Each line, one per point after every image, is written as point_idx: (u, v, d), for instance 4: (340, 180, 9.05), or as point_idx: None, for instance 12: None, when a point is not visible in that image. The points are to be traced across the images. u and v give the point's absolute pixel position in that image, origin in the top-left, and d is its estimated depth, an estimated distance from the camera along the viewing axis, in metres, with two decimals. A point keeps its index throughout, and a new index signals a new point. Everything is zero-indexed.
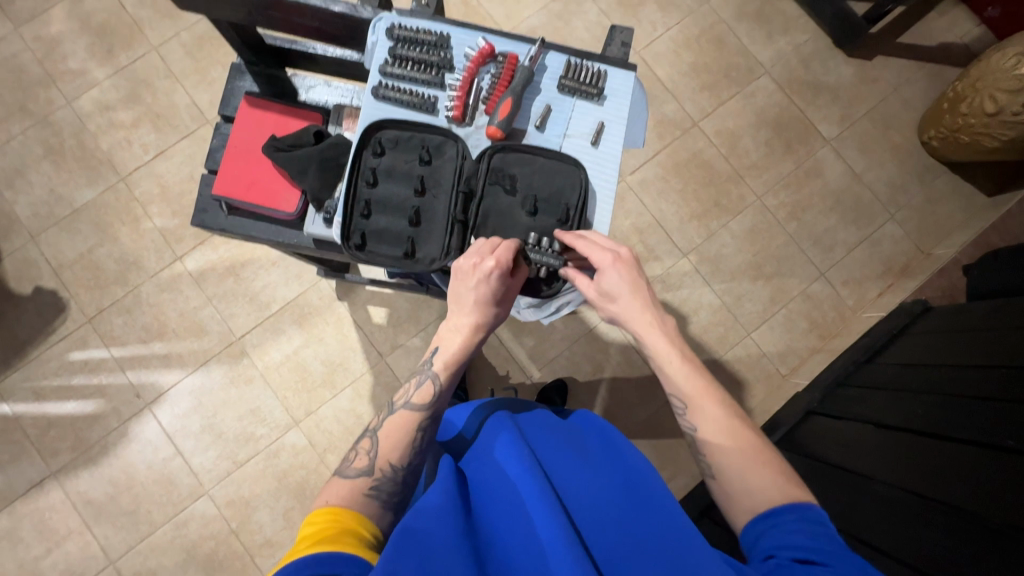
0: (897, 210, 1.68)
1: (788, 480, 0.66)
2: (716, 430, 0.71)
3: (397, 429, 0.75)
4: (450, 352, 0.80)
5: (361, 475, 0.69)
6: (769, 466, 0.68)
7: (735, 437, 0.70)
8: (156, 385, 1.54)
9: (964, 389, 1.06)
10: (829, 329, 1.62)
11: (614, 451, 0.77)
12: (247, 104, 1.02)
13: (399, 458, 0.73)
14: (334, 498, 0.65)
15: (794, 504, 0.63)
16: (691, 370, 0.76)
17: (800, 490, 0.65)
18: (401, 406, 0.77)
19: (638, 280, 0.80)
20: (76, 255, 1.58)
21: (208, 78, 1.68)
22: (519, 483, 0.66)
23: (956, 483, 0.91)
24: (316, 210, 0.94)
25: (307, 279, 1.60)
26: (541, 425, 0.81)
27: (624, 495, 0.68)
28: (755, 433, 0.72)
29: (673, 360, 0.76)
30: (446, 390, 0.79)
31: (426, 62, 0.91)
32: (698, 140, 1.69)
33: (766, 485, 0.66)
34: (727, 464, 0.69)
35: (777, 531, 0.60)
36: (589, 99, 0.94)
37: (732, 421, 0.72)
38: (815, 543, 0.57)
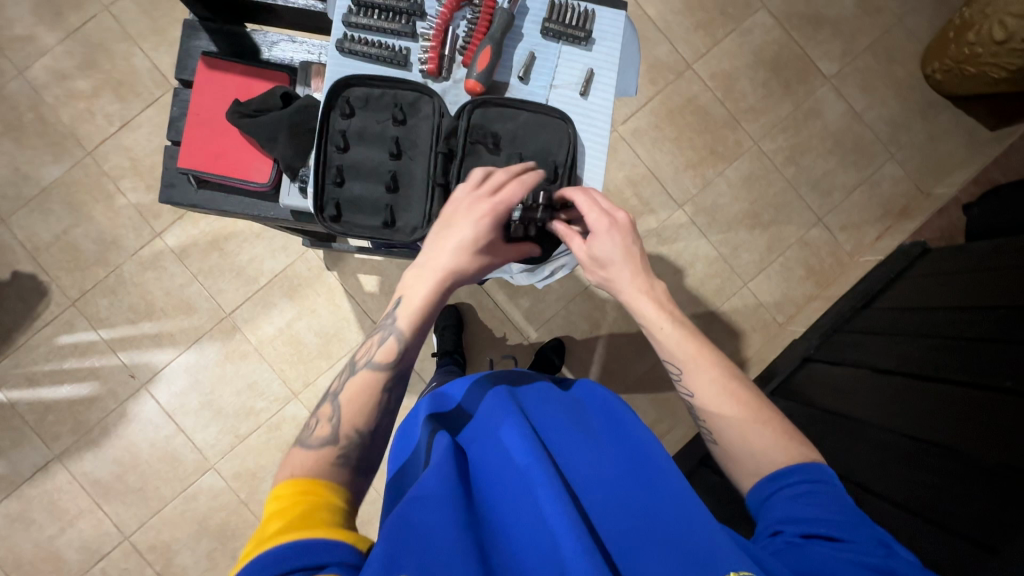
0: (897, 150, 1.63)
1: (787, 437, 0.66)
2: (713, 394, 0.70)
3: (360, 391, 0.71)
4: (414, 304, 0.73)
5: (325, 443, 0.66)
6: (768, 425, 0.67)
7: (734, 398, 0.69)
8: (150, 365, 1.52)
9: (960, 330, 1.06)
10: (827, 275, 1.60)
11: (616, 425, 0.77)
12: (205, 66, 0.94)
13: (366, 422, 0.69)
14: (299, 470, 0.63)
15: (795, 465, 0.63)
16: (684, 336, 0.73)
17: (797, 447, 0.66)
18: (363, 365, 0.73)
19: (635, 247, 0.76)
20: (51, 237, 1.52)
21: (168, 39, 1.56)
22: (520, 462, 0.65)
23: (954, 425, 0.91)
24: (291, 179, 0.89)
25: (294, 250, 1.56)
26: (541, 398, 0.80)
27: (627, 470, 0.68)
28: (755, 393, 0.71)
29: (665, 329, 0.73)
30: (413, 346, 0.73)
31: (394, 10, 0.84)
32: (693, 84, 1.61)
33: (768, 446, 0.66)
34: (728, 426, 0.68)
35: (783, 502, 0.61)
36: (576, 43, 0.87)
37: (729, 381, 0.71)
38: (824, 512, 0.58)
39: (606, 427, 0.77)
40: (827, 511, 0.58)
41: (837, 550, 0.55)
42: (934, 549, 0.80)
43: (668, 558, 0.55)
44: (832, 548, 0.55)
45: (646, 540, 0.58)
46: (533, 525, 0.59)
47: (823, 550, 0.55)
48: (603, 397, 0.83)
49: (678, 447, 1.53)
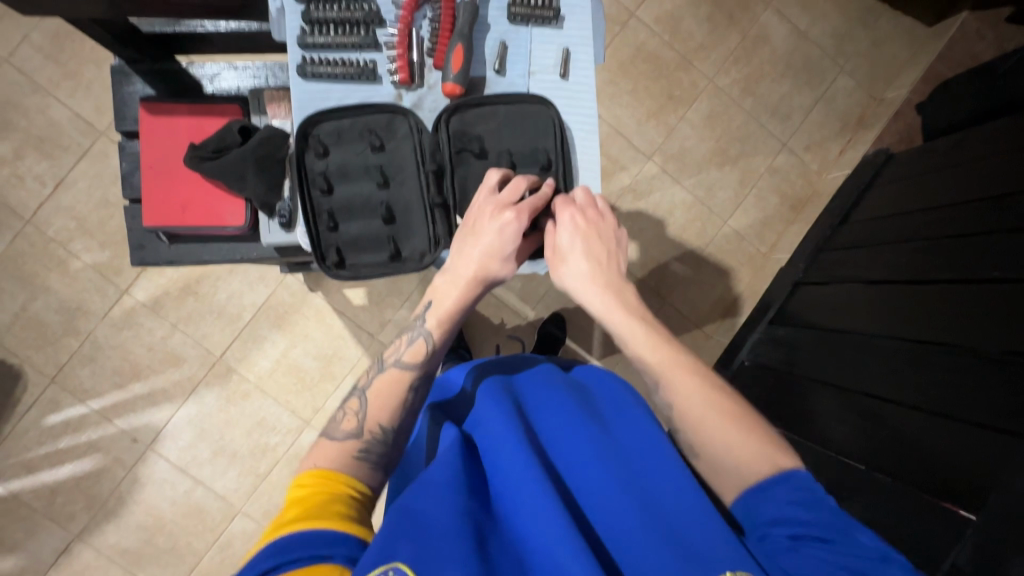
0: (846, 61, 1.65)
1: (778, 447, 0.66)
2: (693, 402, 0.69)
3: (387, 388, 0.70)
4: (445, 308, 0.73)
5: (349, 437, 0.64)
6: (754, 435, 0.66)
7: (714, 409, 0.68)
8: (150, 426, 1.47)
9: (942, 230, 1.10)
10: (800, 197, 1.63)
11: (622, 409, 0.77)
12: (148, 113, 0.88)
13: (390, 420, 0.68)
14: (322, 461, 0.62)
15: (783, 471, 0.62)
16: (658, 342, 0.73)
17: (787, 456, 0.65)
18: (391, 364, 0.71)
19: (608, 248, 0.76)
20: (10, 316, 1.43)
21: (83, 83, 1.45)
22: (515, 448, 0.64)
23: (956, 326, 0.96)
24: (269, 217, 0.84)
25: (272, 278, 1.51)
26: (545, 385, 0.80)
27: (624, 454, 0.69)
28: (734, 402, 0.70)
29: (642, 336, 0.73)
30: (440, 349, 0.73)
31: (350, 21, 0.80)
32: (639, 32, 1.58)
33: (755, 456, 0.64)
34: (710, 437, 0.67)
35: (772, 505, 0.60)
36: (546, 24, 0.85)
37: (708, 391, 0.70)
38: (815, 517, 0.57)
39: (612, 412, 0.77)
40: (819, 516, 0.57)
41: (823, 550, 0.54)
42: (968, 449, 0.83)
43: (664, 550, 0.56)
44: (817, 550, 0.54)
45: (646, 528, 0.58)
46: (528, 510, 0.58)
47: (809, 556, 0.54)
48: (613, 384, 0.84)
49: None
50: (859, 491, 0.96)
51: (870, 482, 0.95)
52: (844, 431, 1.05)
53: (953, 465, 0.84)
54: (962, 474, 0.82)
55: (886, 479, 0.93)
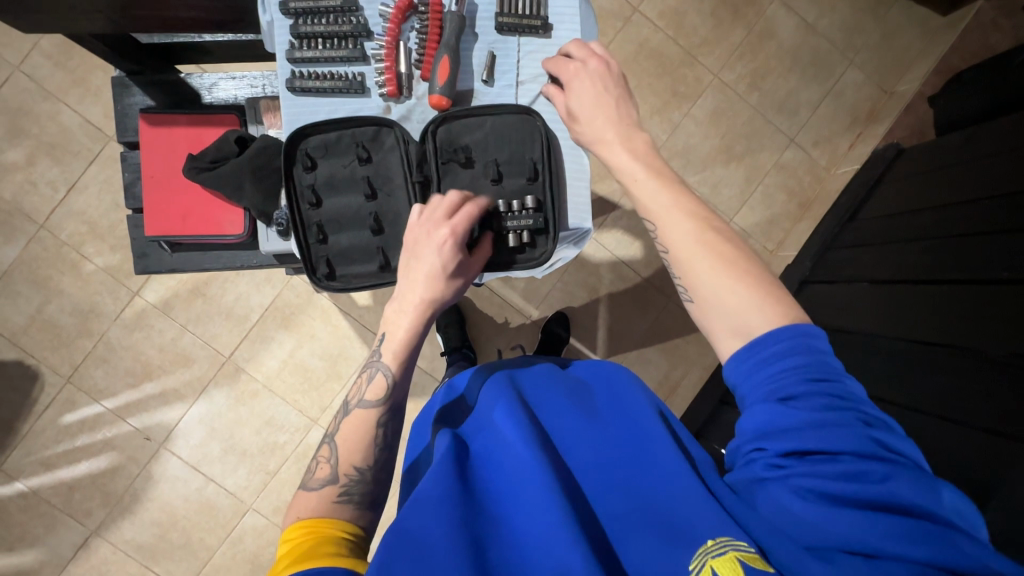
0: (855, 55, 1.62)
1: (764, 296, 0.57)
2: (686, 240, 0.61)
3: (355, 429, 0.69)
4: (398, 338, 0.71)
5: (326, 484, 0.64)
6: (744, 275, 0.59)
7: (710, 252, 0.60)
8: (163, 424, 1.50)
9: (953, 229, 1.08)
10: (808, 193, 1.61)
11: (621, 401, 0.76)
12: (148, 123, 0.90)
13: (365, 458, 0.67)
14: (305, 511, 0.62)
15: (781, 326, 0.55)
16: (659, 183, 0.66)
17: (778, 306, 0.57)
18: (356, 405, 0.70)
19: (612, 91, 0.74)
20: (27, 318, 1.46)
21: (92, 89, 1.48)
22: (515, 450, 0.64)
23: (967, 324, 0.93)
24: (267, 225, 0.86)
25: (278, 280, 1.53)
26: (544, 383, 0.79)
27: (623, 447, 0.67)
28: (734, 248, 0.61)
29: (638, 179, 0.67)
30: (402, 380, 0.70)
31: (339, 35, 0.80)
32: (642, 27, 1.56)
33: (742, 306, 0.57)
34: (699, 276, 0.60)
35: (759, 412, 0.53)
36: (535, 33, 0.84)
37: (704, 235, 0.61)
38: (798, 425, 0.51)
39: (609, 405, 0.76)
40: (804, 417, 0.51)
41: (818, 476, 0.50)
42: (968, 453, 0.82)
43: (656, 537, 0.55)
44: (810, 471, 0.50)
45: (642, 521, 0.58)
46: (530, 509, 0.59)
47: (788, 488, 0.51)
48: (612, 376, 0.82)
49: (696, 390, 1.57)
50: None
51: None
52: None
53: (961, 466, 0.82)
54: (965, 475, 0.80)
55: None
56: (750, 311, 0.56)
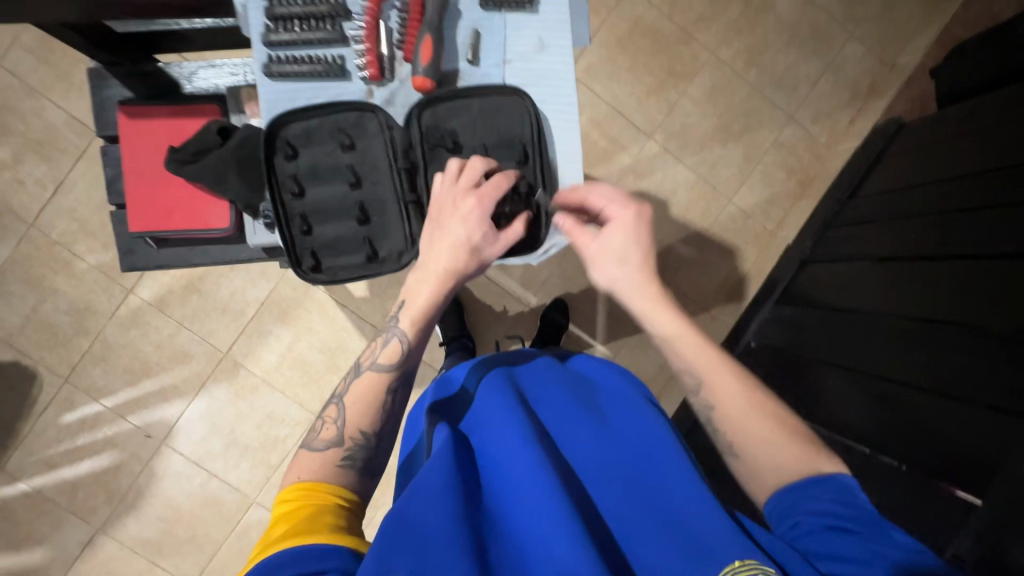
0: (855, 27, 1.58)
1: (811, 448, 0.64)
2: (735, 403, 0.67)
3: (365, 394, 0.68)
4: (418, 307, 0.69)
5: (331, 446, 0.63)
6: (793, 435, 0.65)
7: (758, 412, 0.66)
8: (163, 421, 1.50)
9: (957, 203, 1.06)
10: (808, 172, 1.58)
11: (622, 400, 0.75)
12: (127, 116, 0.88)
13: (370, 424, 0.67)
14: (305, 473, 0.61)
15: (824, 474, 0.60)
16: (701, 341, 0.70)
17: (820, 456, 0.63)
18: (367, 367, 0.69)
19: (653, 244, 0.72)
20: (22, 319, 1.45)
21: (76, 83, 1.45)
22: (513, 448, 0.63)
23: (973, 301, 0.92)
24: (254, 217, 0.85)
25: (274, 273, 1.51)
26: (543, 379, 0.78)
27: (628, 450, 0.67)
28: (776, 404, 0.68)
29: (683, 337, 0.70)
30: (416, 349, 0.69)
31: (316, 16, 0.78)
32: (636, 5, 1.52)
33: (792, 458, 0.63)
34: (749, 441, 0.65)
35: (806, 500, 0.59)
36: (520, 9, 0.82)
37: (750, 394, 0.68)
38: (854, 513, 0.56)
39: (610, 403, 0.76)
40: (844, 512, 0.56)
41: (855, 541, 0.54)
42: (975, 433, 0.80)
43: (668, 543, 0.56)
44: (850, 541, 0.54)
45: (650, 521, 0.59)
46: (532, 513, 0.57)
47: (845, 545, 0.54)
48: (613, 375, 0.81)
49: None
50: (865, 471, 0.95)
51: (877, 467, 0.93)
52: (854, 412, 1.01)
53: (964, 447, 0.81)
54: (969, 455, 0.80)
55: (893, 463, 0.91)
56: (791, 458, 0.63)
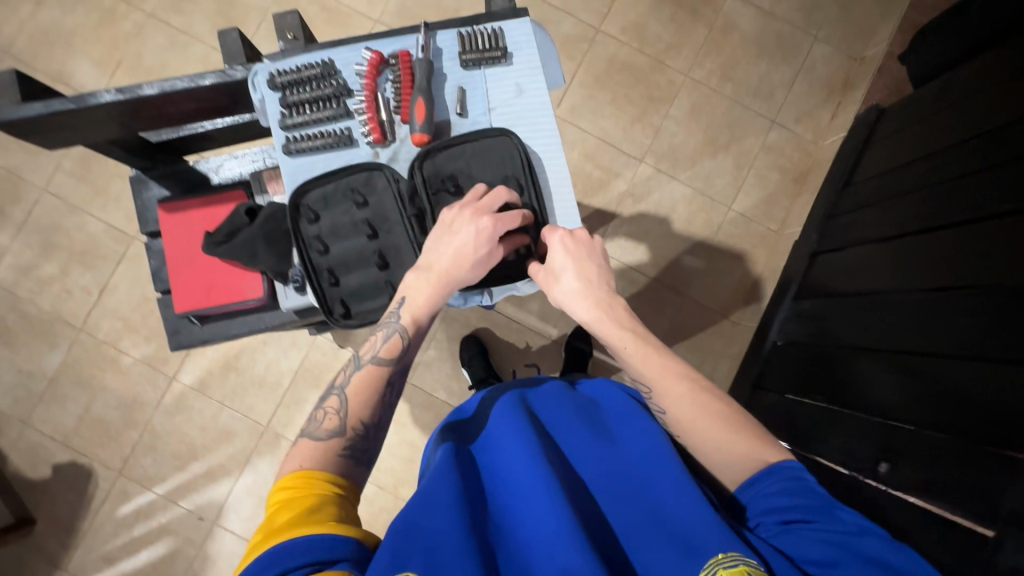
0: (818, 30, 1.66)
1: (764, 441, 0.67)
2: (683, 407, 0.70)
3: (365, 386, 0.72)
4: (419, 304, 0.76)
5: (332, 437, 0.67)
6: (741, 431, 0.67)
7: (704, 410, 0.69)
8: (213, 502, 1.53)
9: (947, 173, 1.08)
10: (801, 169, 1.63)
11: (628, 415, 0.76)
12: (166, 211, 0.98)
13: (371, 415, 0.71)
14: (306, 461, 0.64)
15: (770, 467, 0.64)
16: (648, 350, 0.74)
17: (776, 450, 0.66)
18: (368, 360, 0.74)
19: (595, 261, 0.79)
20: (76, 419, 1.53)
21: (112, 195, 1.59)
22: (523, 464, 0.65)
23: (979, 263, 0.92)
24: (284, 283, 0.93)
25: (304, 342, 1.58)
26: (554, 401, 0.79)
27: (633, 467, 0.68)
28: (723, 404, 0.70)
29: (627, 347, 0.75)
30: (415, 343, 0.76)
31: (322, 97, 0.88)
32: (608, 45, 1.64)
33: (743, 453, 0.66)
34: (700, 439, 0.68)
35: (765, 495, 0.62)
36: (497, 63, 0.91)
37: (696, 393, 0.71)
38: (805, 501, 0.60)
39: (617, 419, 0.77)
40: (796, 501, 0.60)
41: (813, 532, 0.57)
42: (1012, 393, 0.78)
43: (661, 545, 0.58)
44: (810, 532, 0.57)
45: (649, 529, 0.61)
46: (537, 521, 0.60)
47: (805, 537, 0.57)
48: (615, 393, 0.82)
49: (730, 381, 1.54)
50: (909, 448, 0.91)
51: (922, 442, 0.90)
52: (888, 392, 0.99)
53: (1008, 409, 0.78)
54: (1012, 415, 0.77)
55: (940, 435, 0.87)
56: (738, 448, 0.66)
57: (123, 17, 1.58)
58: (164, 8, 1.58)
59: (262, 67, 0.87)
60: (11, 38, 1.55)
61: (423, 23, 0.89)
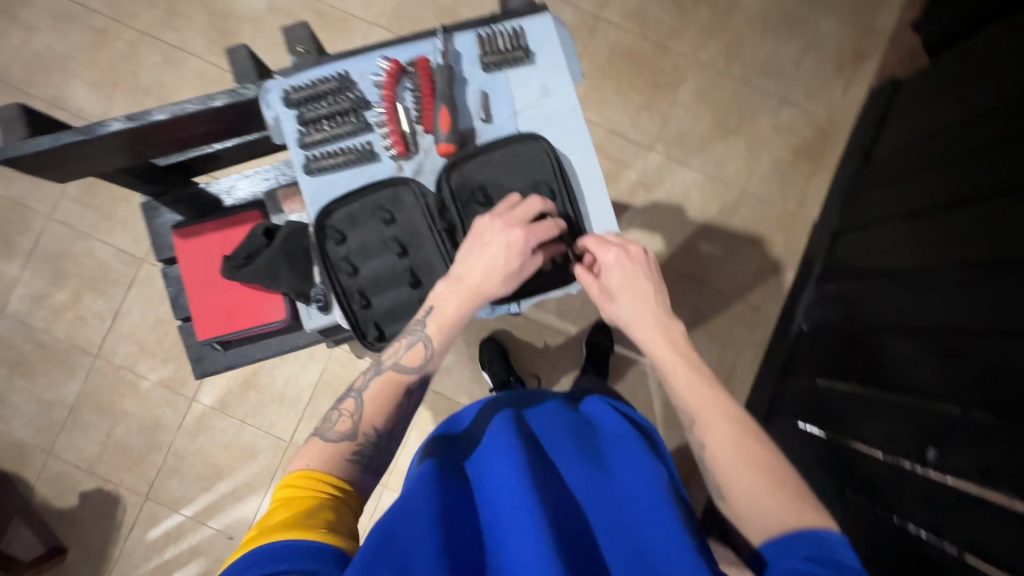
0: (825, 3, 1.61)
1: (802, 504, 0.63)
2: (725, 446, 0.67)
3: (383, 390, 0.71)
4: (447, 315, 0.73)
5: (344, 439, 0.66)
6: (782, 488, 0.64)
7: (747, 456, 0.66)
8: (241, 520, 1.52)
9: (974, 143, 1.05)
10: (815, 147, 1.59)
11: (624, 441, 0.75)
12: (182, 237, 0.96)
13: (384, 422, 0.69)
14: (312, 461, 0.63)
15: (803, 530, 0.60)
16: (700, 381, 0.73)
17: (813, 513, 0.62)
18: (387, 366, 0.72)
19: (651, 279, 0.76)
20: (99, 446, 1.53)
21: (118, 219, 1.57)
22: (510, 476, 0.63)
23: (1013, 237, 0.90)
24: (307, 303, 0.89)
25: (321, 355, 1.56)
26: (551, 424, 0.78)
27: (620, 496, 0.68)
28: (774, 458, 0.67)
29: (678, 373, 0.73)
30: (439, 353, 0.73)
31: (341, 112, 0.85)
32: (610, 32, 1.60)
33: (778, 509, 0.62)
34: (736, 483, 0.65)
35: (794, 551, 0.58)
36: (519, 63, 0.88)
37: (743, 437, 0.68)
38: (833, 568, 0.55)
39: (612, 445, 0.76)
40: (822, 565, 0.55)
41: None
42: None
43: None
44: None
45: (631, 560, 0.59)
46: (516, 542, 0.56)
47: None
48: (613, 416, 0.81)
49: (755, 368, 1.52)
50: (956, 435, 0.88)
51: (970, 424, 0.86)
52: (928, 375, 0.97)
53: None
54: None
55: (987, 417, 0.83)
56: (773, 503, 0.63)
57: (115, 36, 1.55)
58: (155, 24, 1.55)
59: (277, 85, 0.85)
60: (5, 66, 1.53)
61: (440, 28, 0.87)
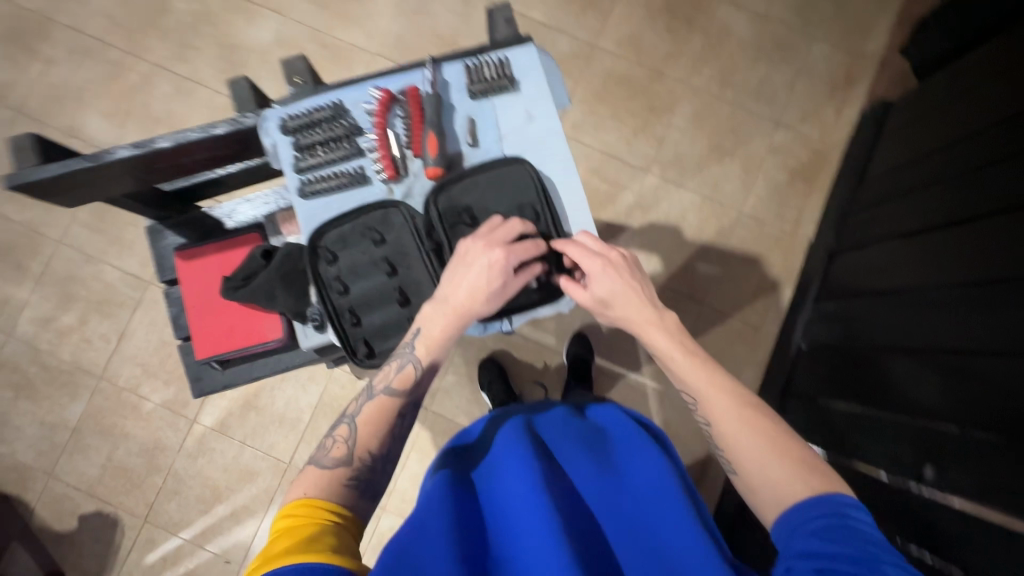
0: (815, 29, 1.66)
1: (812, 471, 0.62)
2: (728, 420, 0.68)
3: (375, 414, 0.72)
4: (434, 336, 0.75)
5: (339, 465, 0.66)
6: (788, 457, 0.63)
7: (749, 425, 0.67)
8: (239, 544, 1.51)
9: (969, 163, 1.06)
10: (811, 168, 1.61)
11: (637, 447, 0.74)
12: (183, 259, 0.99)
13: (378, 445, 0.70)
14: (310, 489, 0.63)
15: (818, 496, 0.59)
16: (697, 362, 0.73)
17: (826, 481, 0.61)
18: (380, 391, 0.73)
19: (633, 276, 0.78)
20: (100, 469, 1.53)
21: (126, 243, 1.61)
22: (524, 491, 0.62)
23: (1008, 257, 0.90)
24: (303, 323, 0.90)
25: (321, 376, 1.57)
26: (561, 430, 0.77)
27: (638, 507, 0.66)
28: (776, 424, 0.67)
29: (674, 357, 0.74)
30: (428, 375, 0.74)
31: (333, 138, 0.89)
32: (605, 60, 1.65)
33: (787, 477, 0.61)
34: (743, 457, 0.65)
35: (811, 517, 0.57)
36: (505, 91, 0.91)
37: (744, 409, 0.68)
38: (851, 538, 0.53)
39: (624, 452, 0.75)
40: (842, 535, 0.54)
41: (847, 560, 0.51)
42: None
43: None
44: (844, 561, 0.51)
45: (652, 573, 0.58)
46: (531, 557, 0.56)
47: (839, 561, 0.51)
48: (622, 420, 0.82)
49: (756, 388, 1.51)
50: (955, 455, 0.87)
51: (969, 446, 0.85)
52: (928, 396, 0.96)
53: None
54: None
55: (984, 436, 0.83)
56: (780, 472, 0.62)
57: (130, 69, 1.62)
58: (167, 58, 1.62)
59: (273, 113, 0.89)
60: (23, 97, 1.60)
61: (429, 58, 0.90)
